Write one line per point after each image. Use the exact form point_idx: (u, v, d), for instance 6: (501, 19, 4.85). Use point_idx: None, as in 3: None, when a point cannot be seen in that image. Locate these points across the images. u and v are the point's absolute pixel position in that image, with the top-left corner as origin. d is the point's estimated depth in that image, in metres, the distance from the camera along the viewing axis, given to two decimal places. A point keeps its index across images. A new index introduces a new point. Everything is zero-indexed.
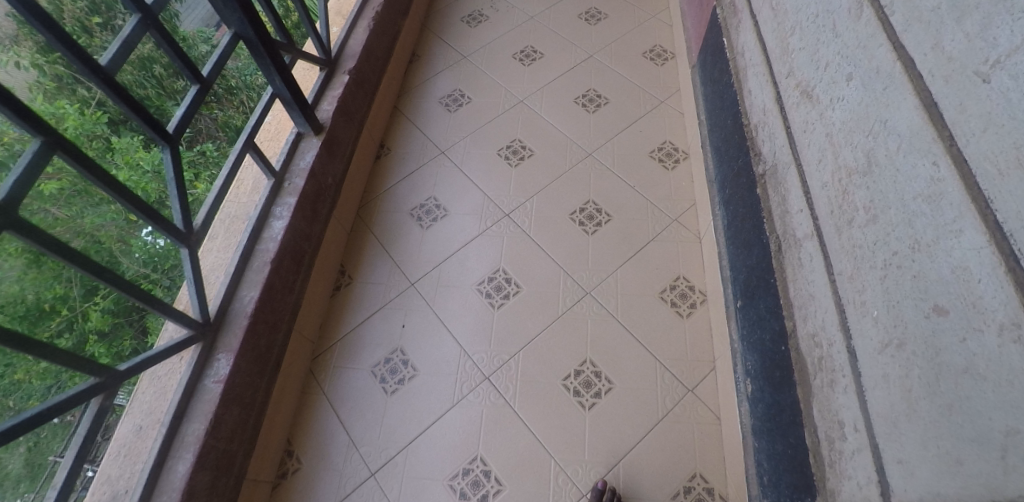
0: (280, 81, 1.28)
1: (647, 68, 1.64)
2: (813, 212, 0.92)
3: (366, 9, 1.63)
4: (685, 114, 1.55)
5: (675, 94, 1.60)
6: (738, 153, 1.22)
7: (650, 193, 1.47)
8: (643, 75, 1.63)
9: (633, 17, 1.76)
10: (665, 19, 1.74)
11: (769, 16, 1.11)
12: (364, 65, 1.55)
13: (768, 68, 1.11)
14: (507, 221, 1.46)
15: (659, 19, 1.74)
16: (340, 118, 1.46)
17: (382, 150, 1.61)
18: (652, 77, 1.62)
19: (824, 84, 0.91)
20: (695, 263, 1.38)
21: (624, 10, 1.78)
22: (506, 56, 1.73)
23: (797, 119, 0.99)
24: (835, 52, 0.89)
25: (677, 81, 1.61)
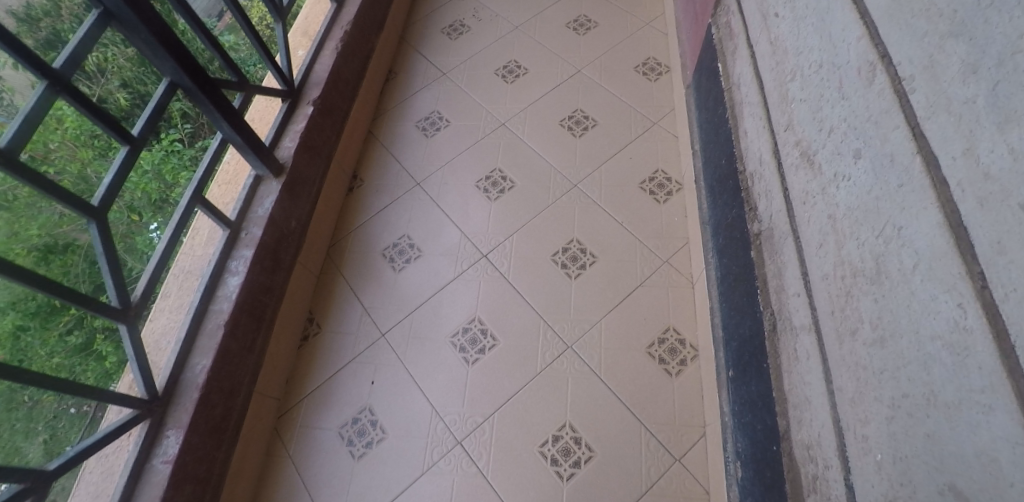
0: (227, 127, 1.15)
1: (639, 86, 1.49)
2: (812, 301, 0.80)
3: (335, 28, 1.50)
4: (679, 138, 1.40)
5: (669, 115, 1.44)
6: (733, 202, 1.09)
7: (638, 231, 1.33)
8: (635, 93, 1.48)
9: (625, 24, 1.60)
10: (660, 26, 1.58)
11: (766, 51, 0.96)
12: (331, 92, 1.42)
13: (764, 113, 0.97)
14: (485, 263, 1.33)
15: (653, 26, 1.58)
16: (304, 155, 1.32)
17: (355, 183, 1.49)
18: (645, 96, 1.47)
19: (827, 153, 0.77)
20: (686, 312, 1.25)
21: (616, 15, 1.62)
22: (488, 73, 1.59)
23: (795, 184, 0.85)
24: (840, 118, 0.74)
25: (672, 100, 1.46)
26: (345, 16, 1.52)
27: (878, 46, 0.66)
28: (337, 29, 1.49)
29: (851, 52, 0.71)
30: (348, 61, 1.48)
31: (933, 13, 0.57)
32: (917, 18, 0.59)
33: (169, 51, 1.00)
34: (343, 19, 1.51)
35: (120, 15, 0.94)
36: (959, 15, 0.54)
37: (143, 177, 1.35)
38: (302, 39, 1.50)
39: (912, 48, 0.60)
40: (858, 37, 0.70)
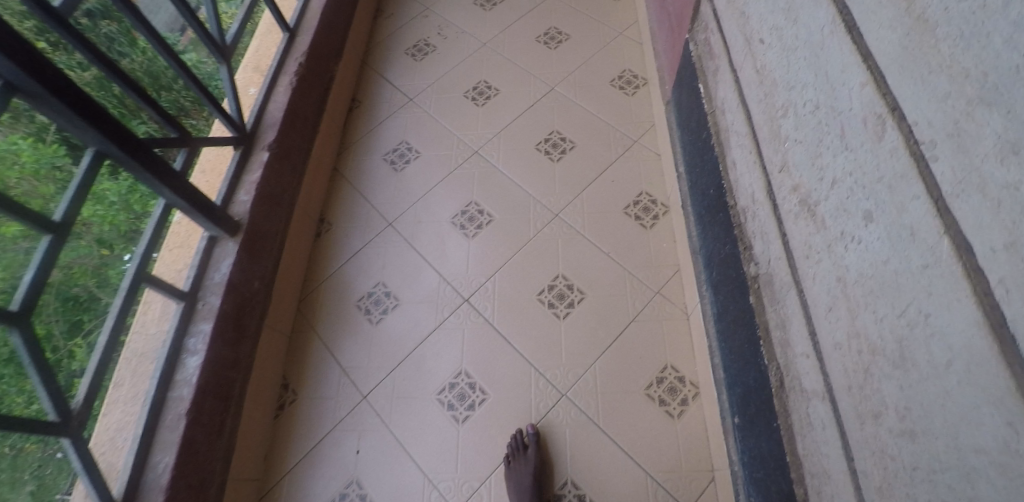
0: (171, 193, 0.99)
1: (616, 101, 1.40)
2: (824, 367, 0.73)
3: (287, 62, 1.36)
4: (662, 155, 1.32)
5: (650, 131, 1.36)
6: (725, 237, 1.01)
7: (626, 261, 1.25)
8: (614, 110, 1.39)
9: (598, 34, 1.51)
10: (634, 35, 1.49)
11: (753, 80, 0.87)
12: (287, 132, 1.27)
13: (754, 148, 0.88)
14: (467, 308, 1.24)
15: (627, 36, 1.50)
16: (263, 207, 1.18)
17: (323, 227, 1.37)
18: (623, 112, 1.39)
19: (831, 207, 0.69)
20: (683, 346, 1.18)
21: (589, 26, 1.53)
22: (456, 96, 1.49)
23: (795, 233, 0.78)
24: (844, 171, 0.66)
25: (652, 115, 1.38)
26: (298, 48, 1.39)
27: (887, 97, 0.58)
28: (290, 63, 1.36)
29: (853, 97, 0.63)
30: (304, 97, 1.35)
31: (955, 73, 0.48)
32: (934, 75, 0.51)
33: (89, 120, 0.83)
34: (295, 51, 1.38)
35: (22, 84, 0.77)
36: (990, 79, 0.45)
37: (108, 205, 0.97)
38: (254, 75, 1.31)
39: (930, 109, 0.51)
40: (862, 84, 0.61)
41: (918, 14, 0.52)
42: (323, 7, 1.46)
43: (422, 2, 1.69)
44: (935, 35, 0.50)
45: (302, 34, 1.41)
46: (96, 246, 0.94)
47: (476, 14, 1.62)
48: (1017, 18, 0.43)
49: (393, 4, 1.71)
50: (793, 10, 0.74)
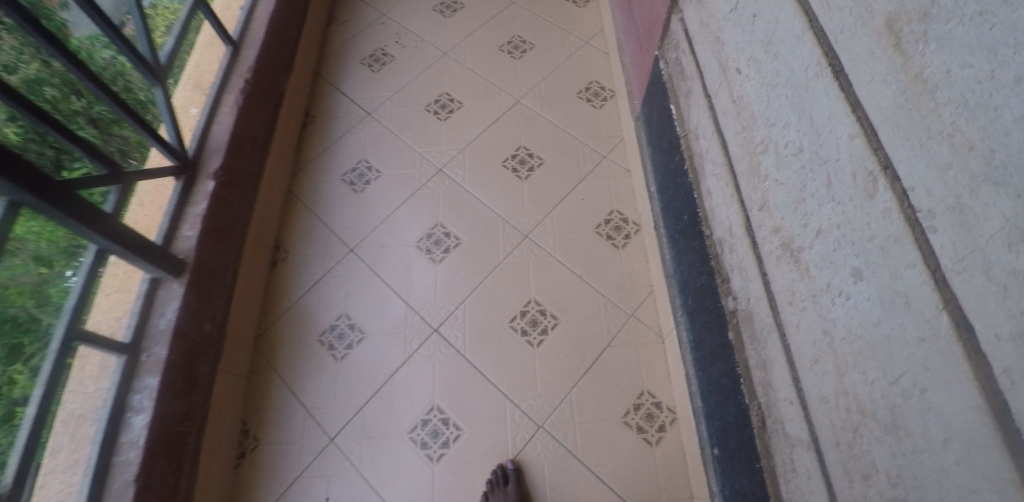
0: (102, 238, 0.88)
1: (583, 115, 1.37)
2: (809, 416, 0.71)
3: (232, 79, 1.26)
4: (632, 172, 1.30)
5: (619, 146, 1.34)
6: (700, 267, 0.98)
7: (599, 283, 1.22)
8: (582, 124, 1.36)
9: (564, 44, 1.47)
10: (600, 45, 1.46)
11: (729, 110, 0.83)
12: (235, 157, 1.19)
13: (731, 181, 0.85)
14: (436, 339, 1.19)
15: (593, 46, 1.46)
16: (212, 240, 1.09)
17: (279, 254, 1.30)
18: (591, 126, 1.36)
19: (817, 256, 0.66)
20: (660, 371, 1.16)
21: (554, 34, 1.48)
22: (418, 110, 1.42)
23: (777, 277, 0.74)
24: (831, 223, 0.62)
25: (620, 129, 1.35)
26: (243, 63, 1.29)
27: (879, 153, 0.54)
28: (235, 80, 1.26)
29: (841, 148, 0.59)
30: (252, 116, 1.26)
31: (958, 144, 0.45)
32: (932, 141, 0.47)
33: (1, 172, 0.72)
34: (240, 65, 1.28)
35: None
36: (997, 156, 0.42)
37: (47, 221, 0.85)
38: (195, 94, 1.20)
39: (928, 176, 0.48)
40: (851, 135, 0.57)
41: (915, 72, 0.48)
42: (269, 15, 1.37)
43: (377, 8, 1.61)
44: (935, 98, 0.47)
45: (247, 46, 1.31)
46: (34, 264, 0.84)
47: (435, 21, 1.55)
48: None
49: (347, 9, 1.62)
50: (772, 43, 0.70)
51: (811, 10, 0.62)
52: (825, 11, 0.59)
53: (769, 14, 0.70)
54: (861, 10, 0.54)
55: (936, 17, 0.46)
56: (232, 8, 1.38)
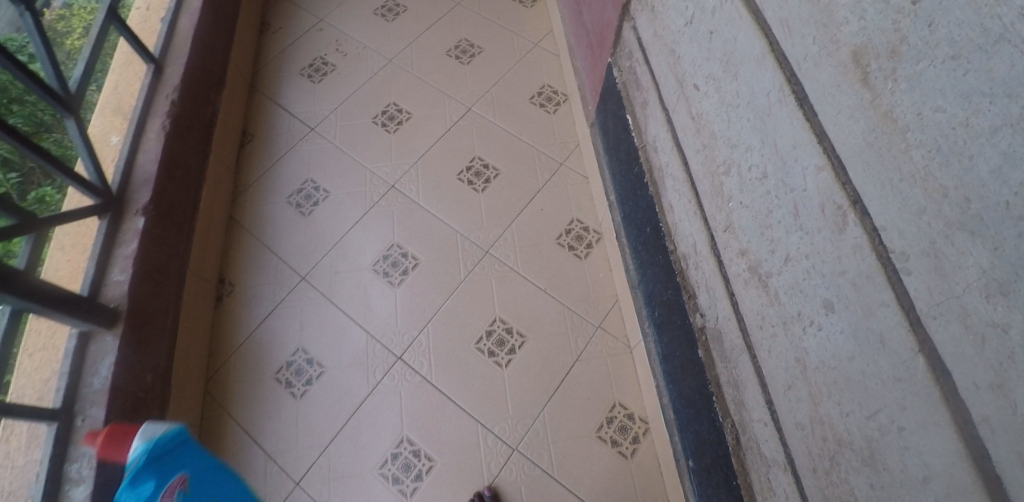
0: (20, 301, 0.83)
1: (538, 121, 1.36)
2: (784, 439, 0.71)
3: (157, 101, 1.18)
4: (590, 179, 1.30)
5: (575, 152, 1.34)
6: (666, 281, 0.97)
7: (564, 296, 1.22)
8: (537, 130, 1.35)
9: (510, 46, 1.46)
10: (550, 47, 1.46)
11: (688, 127, 0.81)
12: (167, 187, 1.14)
13: (694, 198, 0.83)
14: (401, 368, 1.17)
15: (543, 48, 1.46)
16: (146, 284, 1.06)
17: (224, 288, 1.26)
18: (545, 132, 1.35)
19: (786, 284, 0.64)
20: (630, 381, 1.16)
21: (500, 36, 1.47)
22: (365, 123, 1.39)
23: (745, 299, 0.73)
24: (799, 252, 0.61)
25: (576, 134, 1.35)
26: (170, 82, 1.21)
27: (847, 188, 0.53)
28: (161, 101, 1.18)
29: (807, 178, 0.58)
30: (184, 142, 1.20)
31: (931, 189, 0.44)
32: (904, 183, 0.46)
33: None
34: (166, 85, 1.21)
35: None
36: (972, 207, 0.41)
37: None
38: (115, 120, 1.13)
39: (901, 219, 0.47)
40: (818, 167, 0.56)
41: (884, 111, 0.46)
42: (194, 28, 1.29)
43: (315, 14, 1.56)
44: (906, 140, 0.45)
45: (172, 65, 1.24)
46: None
47: (378, 27, 1.52)
48: (1008, 150, 0.38)
49: (281, 16, 1.57)
50: (731, 63, 0.68)
51: (770, 32, 0.60)
52: (786, 36, 0.57)
53: (726, 33, 0.68)
54: (824, 39, 0.52)
55: (906, 56, 0.44)
56: (151, 21, 1.27)
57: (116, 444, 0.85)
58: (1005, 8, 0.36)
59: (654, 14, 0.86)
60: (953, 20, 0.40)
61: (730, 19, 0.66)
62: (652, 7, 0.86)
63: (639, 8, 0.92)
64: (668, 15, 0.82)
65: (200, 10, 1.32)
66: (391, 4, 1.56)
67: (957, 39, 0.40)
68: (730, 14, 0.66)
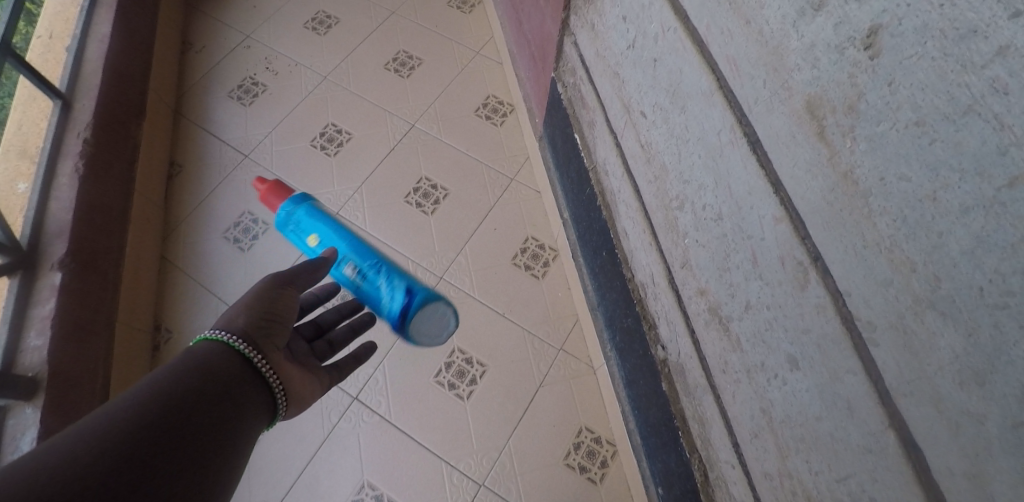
0: None
1: (486, 134, 1.35)
2: (752, 485, 0.67)
3: (67, 139, 1.13)
4: (542, 194, 1.28)
5: (525, 165, 1.32)
6: (625, 307, 0.94)
7: (523, 319, 1.19)
8: (486, 147, 1.34)
9: (450, 59, 1.46)
10: (492, 54, 1.47)
11: (638, 156, 0.76)
12: (86, 233, 1.08)
13: (648, 229, 0.79)
14: (356, 409, 1.13)
15: (485, 56, 1.46)
16: (70, 343, 1.00)
17: (161, 335, 1.21)
18: (494, 146, 1.34)
19: (748, 332, 0.60)
20: (595, 403, 1.13)
21: (438, 48, 1.48)
22: (304, 146, 1.36)
23: (706, 340, 0.70)
24: (760, 302, 0.57)
25: (525, 147, 1.34)
26: (80, 119, 1.16)
27: (807, 244, 0.48)
28: (72, 140, 1.13)
29: (765, 227, 0.53)
30: (104, 183, 1.15)
31: (897, 260, 0.40)
32: (868, 249, 0.42)
33: None
34: (76, 122, 1.15)
35: None
36: (942, 286, 0.37)
37: None
38: (21, 164, 1.07)
39: (868, 288, 0.43)
40: (775, 218, 0.51)
41: (844, 171, 0.42)
42: (103, 56, 1.24)
43: (240, 30, 1.54)
44: (868, 203, 0.41)
45: (80, 99, 1.18)
46: None
47: (310, 42, 1.50)
48: (981, 233, 0.34)
49: (203, 36, 1.54)
50: (677, 96, 0.63)
51: (716, 68, 0.55)
52: (735, 75, 0.52)
53: (671, 63, 0.62)
54: (775, 84, 0.47)
55: (865, 115, 0.39)
56: (56, 50, 1.21)
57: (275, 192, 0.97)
58: (974, 77, 0.32)
59: (595, 33, 0.81)
60: (915, 83, 0.35)
61: (674, 48, 0.61)
62: (592, 25, 0.81)
63: (577, 24, 0.87)
64: (609, 35, 0.77)
65: (108, 36, 1.27)
66: (321, 16, 1.54)
67: (920, 104, 0.35)
68: (672, 44, 0.61)
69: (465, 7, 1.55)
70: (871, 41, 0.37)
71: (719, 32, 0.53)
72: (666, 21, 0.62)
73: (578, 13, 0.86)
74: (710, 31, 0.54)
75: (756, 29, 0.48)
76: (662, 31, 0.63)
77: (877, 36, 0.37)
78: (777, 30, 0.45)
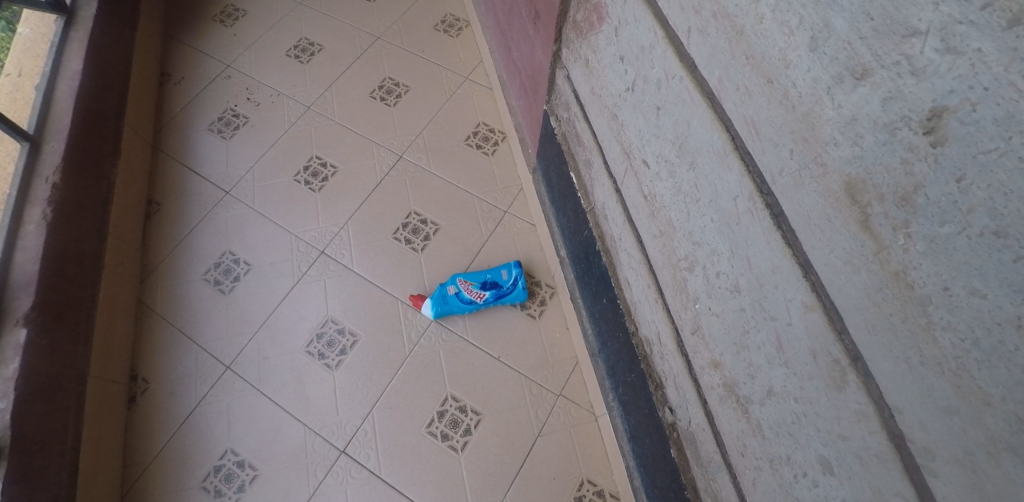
0: None
1: (477, 165, 1.35)
2: None
3: (35, 184, 1.06)
4: (537, 227, 1.26)
5: (519, 197, 1.31)
6: (628, 360, 0.86)
7: (520, 362, 1.14)
8: (476, 177, 1.33)
9: (438, 86, 1.46)
10: (481, 79, 1.47)
11: (640, 206, 0.69)
12: (55, 283, 1.01)
13: (653, 284, 0.72)
14: (344, 463, 1.06)
15: (474, 81, 1.47)
16: (37, 403, 0.92)
17: (138, 386, 1.13)
18: (486, 177, 1.33)
19: (771, 420, 0.53)
20: (597, 453, 1.06)
21: (426, 74, 1.48)
22: (287, 179, 1.35)
23: (721, 416, 0.62)
24: (785, 391, 0.50)
25: (518, 178, 1.33)
26: (50, 162, 1.08)
27: (845, 340, 0.41)
28: (41, 184, 1.06)
29: (792, 312, 0.46)
30: (74, 228, 1.08)
31: (964, 387, 0.32)
32: (927, 367, 0.34)
33: None
34: (46, 164, 1.08)
35: None
36: None
37: None
38: None
39: (926, 411, 0.35)
40: (805, 305, 0.44)
41: (895, 270, 0.35)
42: (74, 93, 1.17)
43: (220, 60, 1.52)
44: (927, 313, 0.33)
45: (50, 140, 1.11)
46: None
47: (294, 70, 1.49)
48: None
49: (182, 66, 1.51)
50: (685, 150, 0.56)
51: (730, 126, 0.48)
52: (754, 138, 0.45)
53: (676, 113, 0.55)
54: (805, 156, 0.39)
55: (924, 211, 0.32)
56: (25, 89, 1.11)
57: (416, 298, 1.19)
58: None
59: (590, 69, 0.75)
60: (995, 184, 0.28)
61: (680, 99, 0.54)
62: (586, 60, 0.75)
63: (571, 58, 0.81)
64: (606, 74, 0.70)
65: (80, 72, 1.20)
66: (303, 43, 1.54)
67: (1001, 210, 0.28)
68: (678, 93, 0.54)
69: (452, 30, 1.55)
70: (933, 124, 0.30)
71: (734, 89, 0.45)
72: (669, 67, 0.55)
73: (570, 47, 0.81)
74: (723, 84, 0.47)
75: (779, 90, 0.40)
76: (666, 77, 0.56)
77: (941, 119, 0.30)
78: (806, 95, 0.38)
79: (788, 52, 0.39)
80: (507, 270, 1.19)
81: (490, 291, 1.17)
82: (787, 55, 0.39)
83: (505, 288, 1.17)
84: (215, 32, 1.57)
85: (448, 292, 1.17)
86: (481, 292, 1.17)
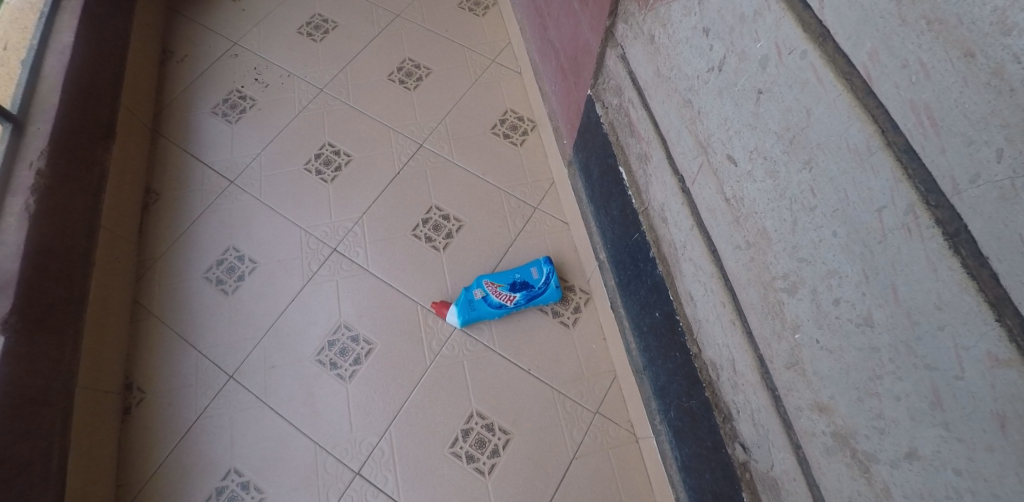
0: None
1: (503, 156, 1.24)
2: None
3: (17, 170, 0.95)
4: (570, 224, 1.16)
5: (549, 191, 1.20)
6: (685, 384, 0.75)
7: (552, 376, 1.03)
8: (503, 170, 1.22)
9: (462, 68, 1.34)
10: (509, 62, 1.36)
11: (719, 210, 0.58)
12: (39, 283, 0.91)
13: (730, 302, 0.60)
14: (359, 486, 0.96)
15: (501, 64, 1.35)
16: (16, 419, 0.82)
17: (133, 395, 1.03)
18: (513, 170, 1.22)
19: (907, 488, 0.42)
20: (637, 480, 0.96)
21: (448, 55, 1.36)
22: (297, 169, 1.24)
23: (823, 470, 0.51)
24: (937, 457, 0.39)
25: (549, 172, 1.22)
26: (35, 145, 0.98)
27: None
28: (24, 171, 0.95)
29: (964, 363, 0.35)
30: (62, 221, 0.98)
31: None
32: None
33: None
34: (30, 148, 0.97)
35: None
36: None
37: None
38: None
39: None
40: (993, 356, 0.33)
41: None
42: (64, 69, 1.06)
43: (227, 36, 1.40)
44: None
45: (36, 121, 1.00)
46: None
47: (306, 49, 1.38)
48: None
49: (185, 43, 1.40)
50: (796, 144, 0.45)
51: (883, 115, 0.37)
52: (929, 133, 0.34)
53: (788, 97, 0.44)
54: None
55: None
56: (9, 63, 1.01)
57: (441, 306, 1.08)
58: None
59: (656, 46, 0.64)
60: None
61: (797, 79, 0.43)
62: (651, 35, 0.64)
63: (629, 34, 0.70)
64: (678, 52, 0.59)
65: (71, 47, 1.09)
66: (317, 20, 1.42)
67: None
68: (796, 72, 0.43)
69: (478, 9, 1.43)
70: None
71: (898, 65, 0.35)
72: (785, 39, 0.43)
73: (630, 21, 0.69)
74: (877, 60, 0.36)
75: (985, 67, 0.30)
76: (777, 53, 0.45)
77: None
78: None
79: (1011, 11, 0.29)
80: (538, 269, 1.09)
81: (520, 293, 1.06)
82: (1007, 17, 0.29)
83: (536, 289, 1.07)
84: (221, 7, 1.45)
85: (474, 296, 1.06)
86: (512, 295, 1.06)
